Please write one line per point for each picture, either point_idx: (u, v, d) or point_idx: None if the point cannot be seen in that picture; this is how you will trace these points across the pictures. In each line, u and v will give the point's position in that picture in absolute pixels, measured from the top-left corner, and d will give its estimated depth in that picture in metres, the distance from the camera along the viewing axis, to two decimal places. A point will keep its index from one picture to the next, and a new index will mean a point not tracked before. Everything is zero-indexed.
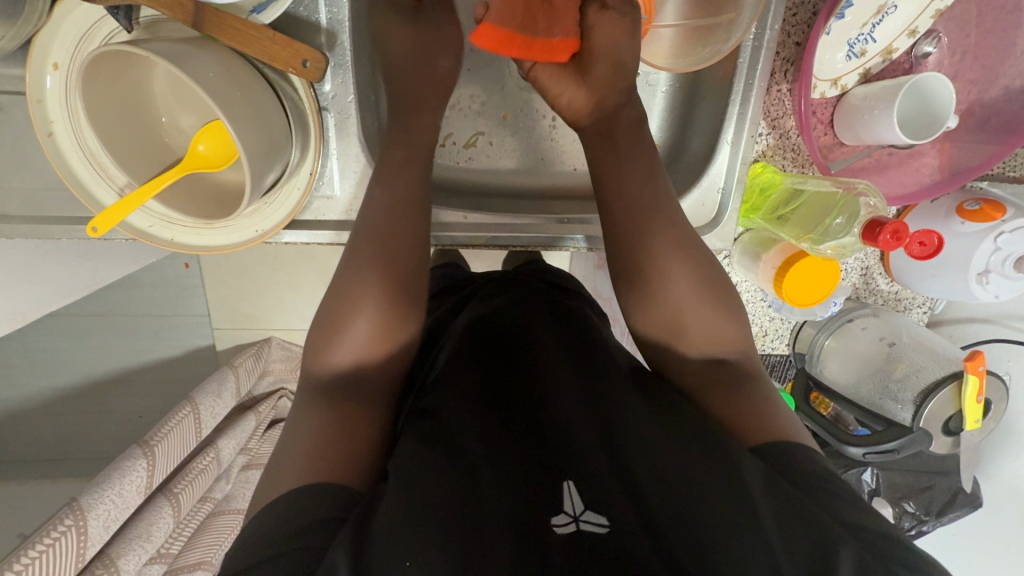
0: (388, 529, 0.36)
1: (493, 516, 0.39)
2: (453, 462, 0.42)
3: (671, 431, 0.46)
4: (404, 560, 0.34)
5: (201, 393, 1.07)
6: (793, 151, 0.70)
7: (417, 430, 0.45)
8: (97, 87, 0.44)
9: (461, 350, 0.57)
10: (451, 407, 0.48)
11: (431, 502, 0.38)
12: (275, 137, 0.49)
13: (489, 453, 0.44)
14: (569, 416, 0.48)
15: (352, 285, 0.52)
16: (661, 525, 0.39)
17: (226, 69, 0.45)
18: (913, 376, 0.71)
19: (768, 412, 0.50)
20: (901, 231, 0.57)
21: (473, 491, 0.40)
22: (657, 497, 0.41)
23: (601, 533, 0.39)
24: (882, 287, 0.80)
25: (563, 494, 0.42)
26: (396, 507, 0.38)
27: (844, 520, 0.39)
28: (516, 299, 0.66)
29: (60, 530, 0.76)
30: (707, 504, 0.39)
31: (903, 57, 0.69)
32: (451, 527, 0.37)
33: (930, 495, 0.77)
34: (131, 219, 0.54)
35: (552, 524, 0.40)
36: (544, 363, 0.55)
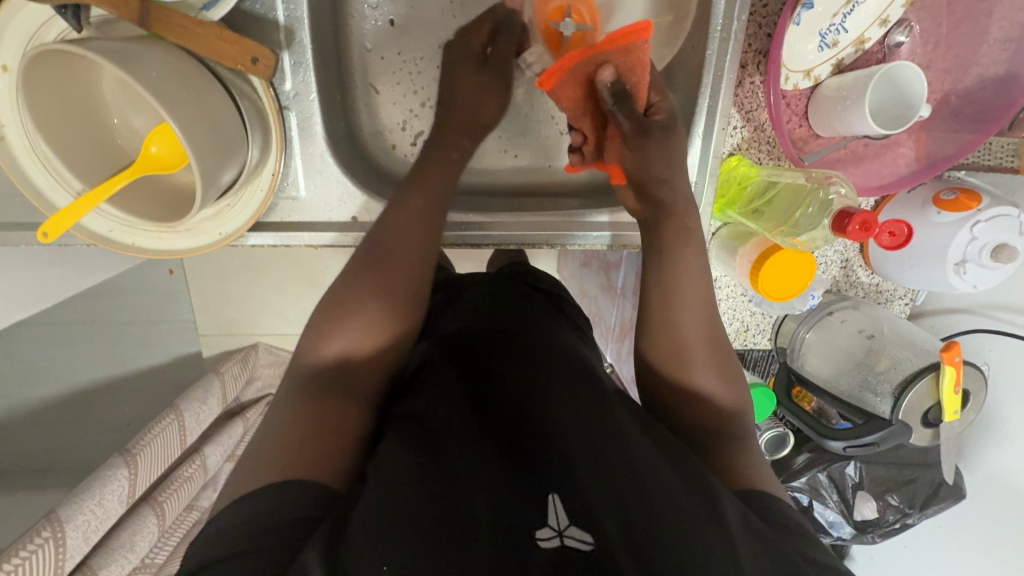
0: (362, 531, 0.35)
1: (472, 517, 0.37)
2: (433, 464, 0.41)
3: (656, 447, 0.45)
4: (380, 564, 0.32)
5: (185, 400, 1.05)
6: (768, 143, 0.69)
7: (403, 435, 0.44)
8: (41, 88, 0.42)
9: (448, 358, 0.56)
10: (436, 411, 0.47)
11: (407, 504, 0.37)
12: (227, 136, 0.47)
13: (470, 454, 0.42)
14: (554, 420, 0.46)
15: (353, 297, 0.53)
16: (637, 535, 0.36)
17: (175, 70, 0.44)
18: (894, 369, 0.71)
19: None
20: (870, 221, 0.57)
21: (453, 493, 0.38)
22: (639, 508, 0.38)
23: (586, 553, 0.35)
24: (863, 280, 0.80)
25: (547, 509, 0.38)
26: (372, 508, 0.37)
27: (807, 554, 0.38)
28: (505, 302, 0.65)
29: (38, 542, 0.75)
30: (688, 519, 0.37)
31: (875, 47, 0.68)
32: (423, 529, 0.35)
33: (913, 487, 0.77)
34: (89, 224, 0.53)
35: (535, 538, 0.36)
36: (530, 364, 0.53)
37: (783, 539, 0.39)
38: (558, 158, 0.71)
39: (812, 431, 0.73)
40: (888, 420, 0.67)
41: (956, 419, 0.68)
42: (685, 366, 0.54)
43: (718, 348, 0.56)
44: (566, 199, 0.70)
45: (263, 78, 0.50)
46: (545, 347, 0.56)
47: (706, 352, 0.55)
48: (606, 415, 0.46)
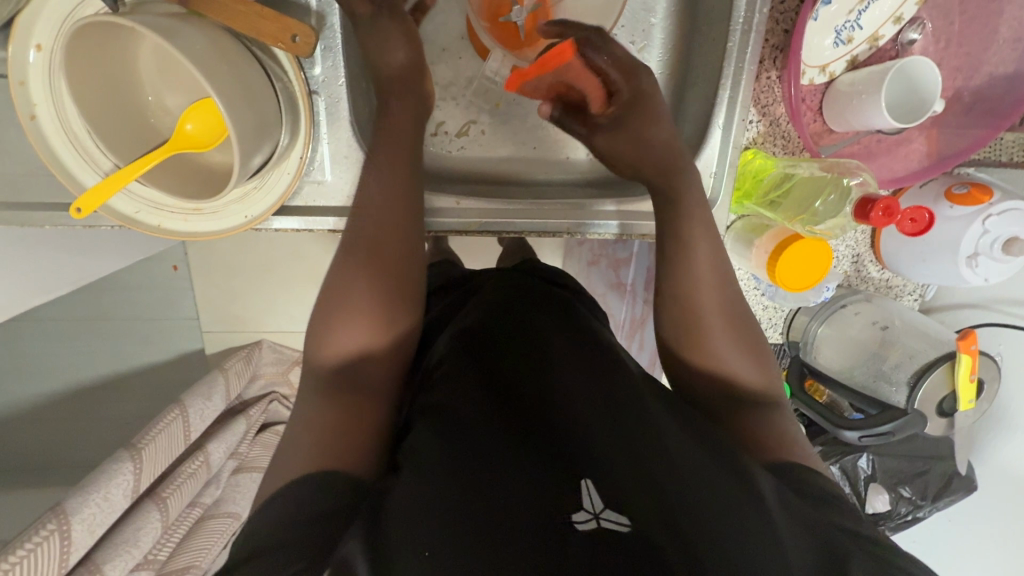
0: (399, 530, 0.35)
1: (510, 507, 0.37)
2: (463, 457, 0.41)
3: (683, 433, 0.45)
4: (420, 556, 0.34)
5: (190, 395, 1.05)
6: (784, 138, 0.70)
7: (432, 428, 0.45)
8: (80, 61, 0.43)
9: (468, 350, 0.56)
10: (462, 406, 0.47)
11: (442, 498, 0.37)
12: (263, 116, 0.48)
13: (501, 445, 0.42)
14: (582, 408, 0.46)
15: (349, 277, 0.51)
16: (677, 516, 0.36)
17: (214, 44, 0.45)
18: (908, 360, 0.72)
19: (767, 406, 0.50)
20: (892, 208, 0.58)
21: (488, 483, 0.39)
22: (675, 492, 0.38)
23: (622, 533, 0.35)
24: (874, 274, 0.81)
25: (581, 491, 0.37)
26: (407, 503, 0.37)
27: (846, 526, 0.39)
28: (520, 298, 0.65)
29: (43, 534, 0.73)
30: (723, 504, 0.37)
31: (890, 44, 0.70)
32: (460, 524, 0.36)
33: (926, 479, 0.78)
34: (116, 204, 0.53)
35: (573, 521, 0.36)
36: (552, 357, 0.53)
37: (821, 515, 0.40)
38: (577, 150, 0.72)
39: (825, 421, 0.72)
40: (904, 410, 0.67)
41: (971, 409, 0.70)
42: (708, 351, 0.54)
43: (744, 331, 0.56)
44: (584, 190, 0.71)
45: (297, 56, 0.52)
46: (566, 342, 0.56)
47: (732, 334, 0.55)
48: (632, 406, 0.47)
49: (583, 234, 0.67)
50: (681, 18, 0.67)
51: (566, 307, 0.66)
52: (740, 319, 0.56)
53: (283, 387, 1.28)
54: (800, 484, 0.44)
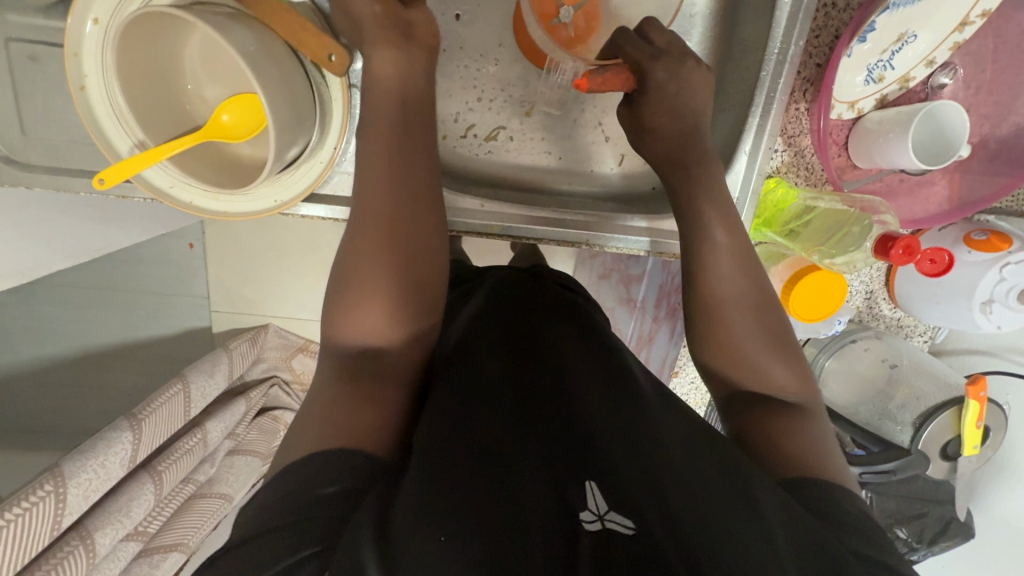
0: (407, 510, 0.35)
1: (520, 498, 0.37)
2: (475, 444, 0.41)
3: (691, 442, 0.45)
4: (438, 535, 0.33)
5: (193, 371, 1.06)
6: (807, 169, 0.71)
7: (443, 412, 0.45)
8: (133, 43, 0.44)
9: (484, 343, 0.56)
10: (478, 394, 0.47)
11: (451, 480, 0.37)
12: (300, 112, 0.49)
13: (511, 438, 0.43)
14: (593, 413, 0.46)
15: (363, 256, 0.51)
16: (681, 521, 0.36)
17: (256, 36, 0.46)
18: (914, 401, 0.71)
19: (778, 428, 0.51)
20: (913, 246, 0.58)
21: (497, 474, 0.39)
22: (681, 500, 0.38)
23: (626, 537, 0.35)
24: (886, 313, 0.81)
25: (585, 494, 0.38)
26: (414, 488, 0.37)
27: (860, 551, 0.38)
28: (535, 304, 0.66)
29: (40, 495, 0.74)
30: (726, 513, 0.37)
31: (919, 87, 0.71)
32: (469, 507, 0.35)
33: (924, 522, 0.76)
34: (152, 177, 0.54)
35: (578, 520, 0.36)
36: (563, 366, 0.54)
37: (831, 534, 0.39)
38: (603, 163, 0.73)
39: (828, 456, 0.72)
40: (908, 449, 0.67)
41: (976, 454, 0.69)
42: (736, 357, 0.55)
43: (777, 343, 0.56)
44: (605, 204, 0.72)
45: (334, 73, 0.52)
46: (579, 351, 0.57)
47: (756, 347, 0.55)
48: (639, 416, 0.47)
49: (602, 246, 0.68)
50: (716, 44, 0.69)
51: (578, 315, 0.66)
52: (771, 324, 0.56)
53: (286, 372, 1.29)
54: (813, 503, 0.43)
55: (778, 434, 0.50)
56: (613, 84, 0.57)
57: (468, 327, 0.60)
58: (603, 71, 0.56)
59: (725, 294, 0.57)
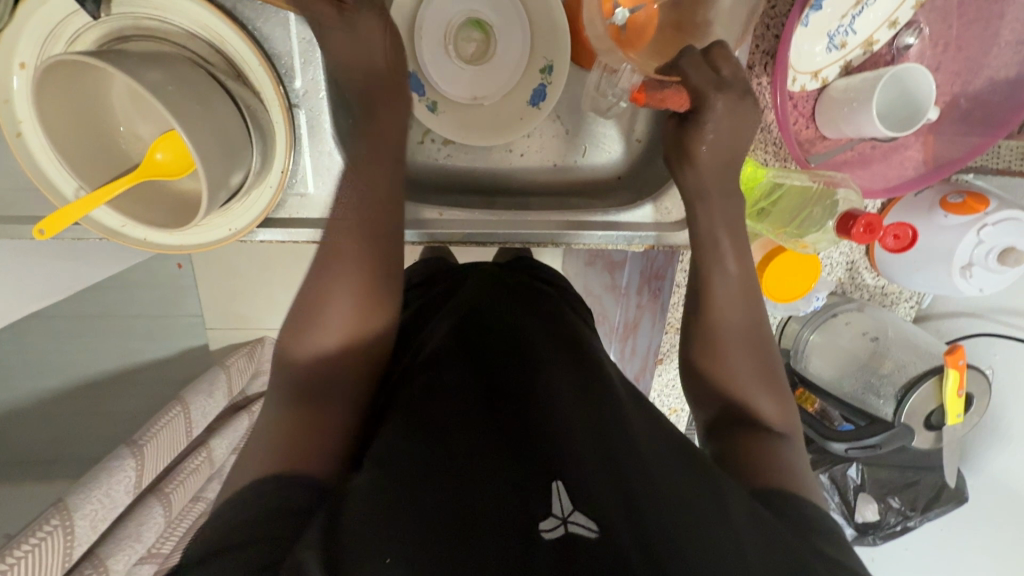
0: (357, 526, 0.34)
1: (482, 503, 0.36)
2: (433, 453, 0.41)
3: (662, 448, 0.44)
4: (383, 556, 0.31)
5: (191, 393, 1.07)
6: (775, 145, 0.70)
7: (406, 424, 0.44)
8: (54, 91, 0.43)
9: (453, 353, 0.55)
10: (441, 404, 0.47)
11: (410, 490, 0.37)
12: (232, 141, 0.48)
13: (477, 442, 0.42)
14: (563, 409, 0.46)
15: (333, 287, 0.53)
16: (647, 525, 0.35)
17: (172, 74, 0.44)
18: (897, 371, 0.70)
19: (763, 450, 0.50)
20: (874, 224, 0.57)
21: (460, 479, 0.38)
22: (649, 510, 0.36)
23: (589, 539, 0.34)
24: (868, 282, 0.80)
25: (551, 495, 0.37)
26: (367, 496, 0.36)
27: (823, 551, 0.38)
28: (511, 305, 0.65)
29: (48, 530, 0.76)
30: (694, 515, 0.36)
31: (885, 49, 0.68)
32: (423, 518, 0.35)
33: (916, 490, 0.76)
34: (101, 219, 0.53)
35: (539, 529, 0.35)
36: (535, 362, 0.53)
37: (794, 533, 0.39)
38: (565, 157, 0.72)
39: (814, 434, 0.73)
40: (891, 422, 0.66)
41: (959, 423, 0.68)
42: (730, 383, 0.58)
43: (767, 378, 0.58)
44: (570, 199, 0.71)
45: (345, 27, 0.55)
46: (555, 348, 0.56)
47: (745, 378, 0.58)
48: (613, 415, 0.46)
49: (574, 244, 0.67)
50: None
51: (552, 312, 0.66)
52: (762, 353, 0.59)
53: None
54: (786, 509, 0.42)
55: (758, 451, 0.50)
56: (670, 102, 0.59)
57: (433, 335, 0.59)
58: (661, 96, 0.59)
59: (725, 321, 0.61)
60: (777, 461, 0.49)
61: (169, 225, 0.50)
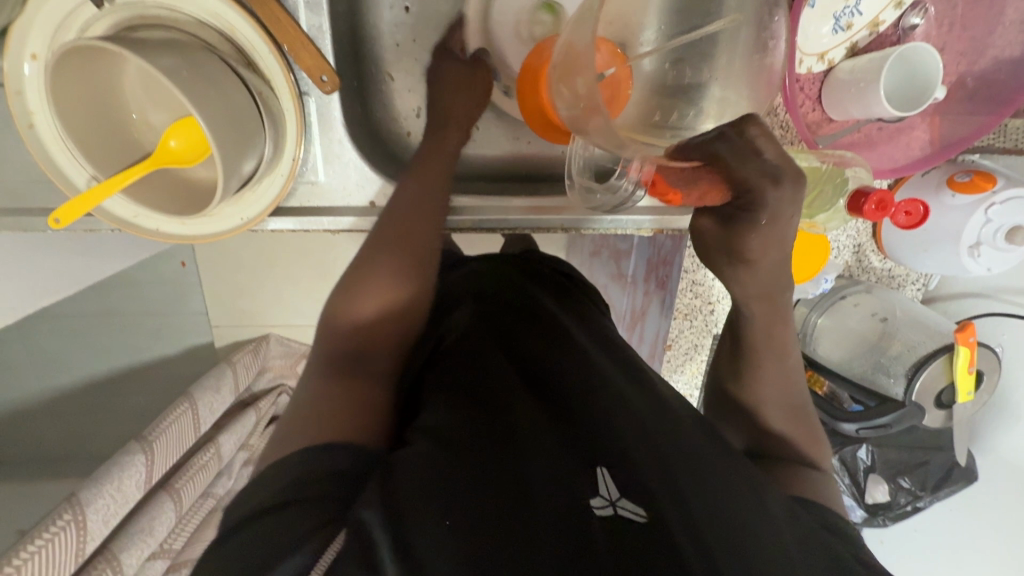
0: (413, 485, 0.33)
1: (531, 475, 0.36)
2: (479, 427, 0.40)
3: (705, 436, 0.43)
4: (441, 520, 0.32)
5: (198, 389, 1.07)
6: (781, 127, 0.70)
7: (448, 400, 0.44)
8: (68, 78, 0.43)
9: (489, 336, 0.54)
10: (485, 383, 0.46)
11: (461, 458, 0.37)
12: (245, 129, 0.48)
13: (522, 417, 0.42)
14: (605, 387, 0.46)
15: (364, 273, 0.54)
16: (693, 506, 0.35)
17: (187, 61, 0.45)
18: (908, 351, 0.70)
19: (792, 475, 0.51)
20: (886, 201, 0.57)
21: (508, 451, 0.38)
22: (697, 494, 0.36)
23: (637, 524, 0.35)
24: (875, 265, 0.80)
25: (597, 482, 0.37)
26: (422, 460, 0.36)
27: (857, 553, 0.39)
28: (539, 293, 0.64)
29: (59, 526, 0.76)
30: (737, 497, 0.37)
31: (891, 30, 0.68)
32: (477, 486, 0.34)
33: (926, 470, 0.76)
34: (114, 209, 0.53)
35: (589, 507, 0.36)
36: (571, 344, 0.53)
37: (826, 533, 0.40)
38: None
39: (824, 416, 0.74)
40: (901, 401, 0.67)
41: (971, 401, 0.68)
42: (756, 405, 0.57)
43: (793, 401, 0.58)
44: None
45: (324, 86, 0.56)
46: (589, 333, 0.57)
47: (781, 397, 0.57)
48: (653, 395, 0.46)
49: (581, 230, 0.66)
50: None
51: (578, 302, 0.66)
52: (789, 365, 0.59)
53: (291, 379, 1.30)
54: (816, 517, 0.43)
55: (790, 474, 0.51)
56: (710, 200, 0.53)
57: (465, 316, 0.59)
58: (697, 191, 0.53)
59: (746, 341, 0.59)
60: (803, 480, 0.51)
61: (183, 213, 0.50)
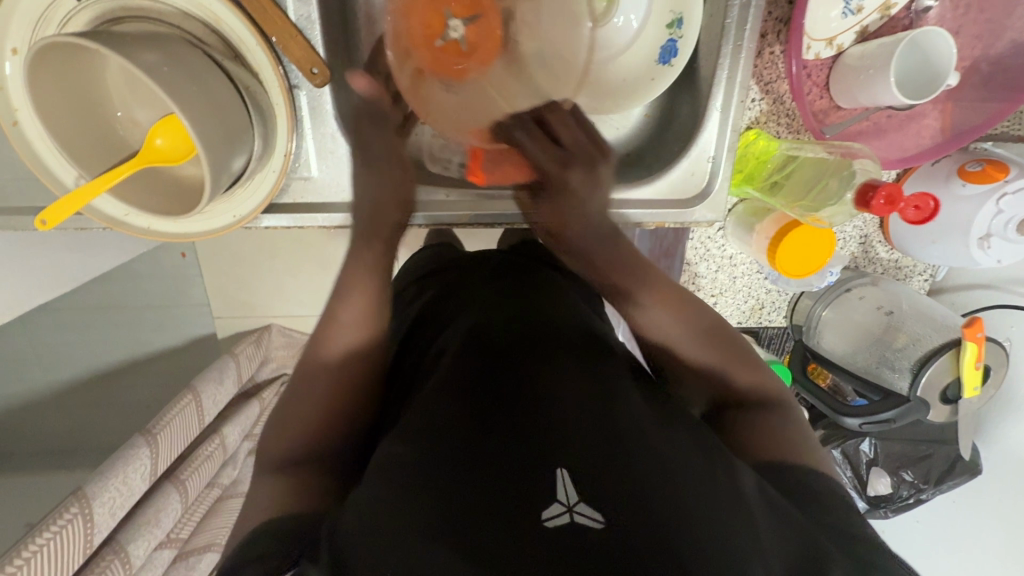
0: (368, 552, 0.35)
1: (484, 503, 0.37)
2: (435, 460, 0.41)
3: (677, 445, 0.43)
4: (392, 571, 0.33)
5: (201, 381, 1.07)
6: (787, 116, 0.68)
7: (409, 433, 0.45)
8: (48, 76, 0.42)
9: (461, 350, 0.54)
10: (445, 408, 0.47)
11: (416, 503, 0.38)
12: (233, 126, 0.47)
13: (480, 441, 0.43)
14: (565, 398, 0.46)
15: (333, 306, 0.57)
16: (660, 516, 0.35)
17: (170, 56, 0.43)
18: (913, 345, 0.69)
19: (765, 431, 0.51)
20: (894, 196, 0.56)
21: (462, 484, 0.39)
22: (661, 501, 0.36)
23: (598, 529, 0.34)
24: (882, 255, 0.79)
25: (558, 480, 0.37)
26: (373, 521, 0.37)
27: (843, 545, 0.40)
28: (524, 293, 0.63)
29: (65, 519, 0.76)
30: (706, 502, 0.37)
31: (903, 12, 0.65)
32: (428, 533, 0.35)
33: (929, 463, 0.76)
34: (103, 208, 0.52)
35: (543, 516, 0.35)
36: (537, 349, 0.53)
37: (817, 533, 0.40)
38: None
39: (828, 409, 0.73)
40: (905, 397, 0.66)
41: (977, 396, 0.67)
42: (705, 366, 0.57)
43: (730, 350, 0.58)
44: None
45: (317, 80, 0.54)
46: (557, 333, 0.56)
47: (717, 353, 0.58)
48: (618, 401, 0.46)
49: None
50: None
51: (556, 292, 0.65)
52: (703, 317, 0.59)
53: None
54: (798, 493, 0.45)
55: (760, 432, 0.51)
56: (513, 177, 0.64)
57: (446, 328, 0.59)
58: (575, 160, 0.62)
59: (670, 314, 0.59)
60: (774, 435, 0.51)
61: (172, 212, 0.49)
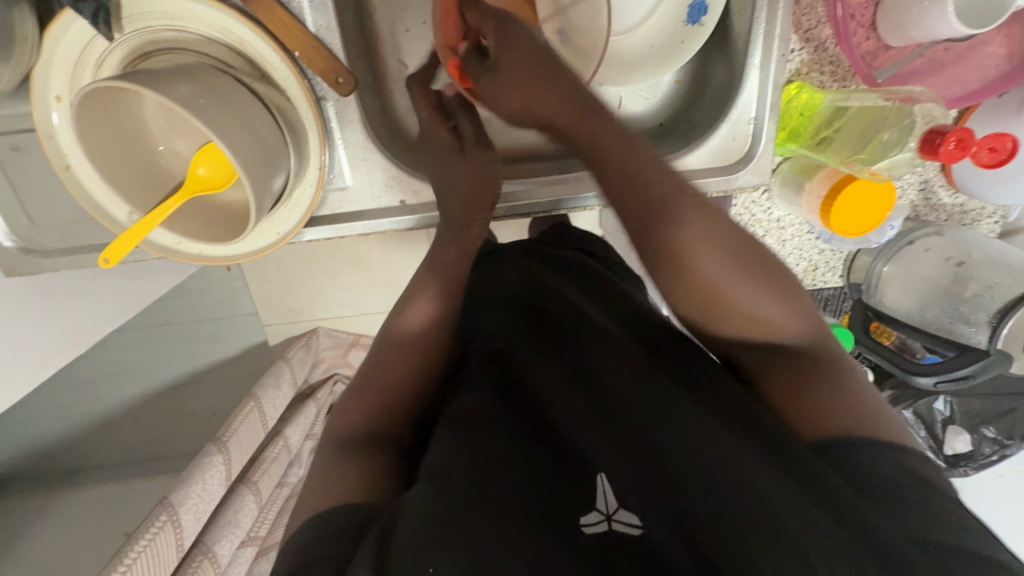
0: (412, 530, 0.33)
1: (525, 505, 0.36)
2: (475, 454, 0.40)
3: (708, 419, 0.40)
4: (427, 563, 0.31)
5: (261, 387, 1.11)
6: (831, 63, 0.63)
7: (448, 426, 0.44)
8: (93, 119, 0.43)
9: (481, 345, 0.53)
10: (484, 405, 0.45)
11: (458, 491, 0.36)
12: (268, 147, 0.47)
13: (518, 444, 0.41)
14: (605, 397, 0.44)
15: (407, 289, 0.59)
16: (701, 521, 0.33)
17: (202, 86, 0.44)
18: (987, 295, 0.66)
19: (833, 412, 0.41)
20: (965, 139, 0.53)
21: (500, 480, 0.38)
22: (705, 499, 0.34)
23: (632, 538, 0.34)
24: (945, 201, 0.73)
25: (597, 487, 0.37)
26: (416, 505, 0.35)
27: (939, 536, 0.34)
28: (545, 283, 0.62)
29: (157, 526, 0.82)
30: (759, 493, 0.34)
31: None
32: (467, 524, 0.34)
33: (1014, 418, 0.72)
34: (155, 238, 0.54)
35: (582, 523, 0.35)
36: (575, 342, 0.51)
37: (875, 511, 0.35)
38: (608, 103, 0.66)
39: (897, 368, 0.70)
40: (986, 351, 0.62)
41: None
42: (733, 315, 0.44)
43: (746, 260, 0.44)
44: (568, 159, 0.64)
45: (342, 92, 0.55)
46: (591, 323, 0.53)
47: (721, 271, 0.43)
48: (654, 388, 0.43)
49: (580, 208, 0.64)
50: None
51: (586, 283, 0.63)
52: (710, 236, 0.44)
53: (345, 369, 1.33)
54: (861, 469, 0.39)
55: (812, 402, 0.42)
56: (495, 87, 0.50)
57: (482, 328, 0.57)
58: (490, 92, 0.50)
59: (683, 238, 0.43)
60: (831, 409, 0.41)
61: (221, 237, 0.50)
